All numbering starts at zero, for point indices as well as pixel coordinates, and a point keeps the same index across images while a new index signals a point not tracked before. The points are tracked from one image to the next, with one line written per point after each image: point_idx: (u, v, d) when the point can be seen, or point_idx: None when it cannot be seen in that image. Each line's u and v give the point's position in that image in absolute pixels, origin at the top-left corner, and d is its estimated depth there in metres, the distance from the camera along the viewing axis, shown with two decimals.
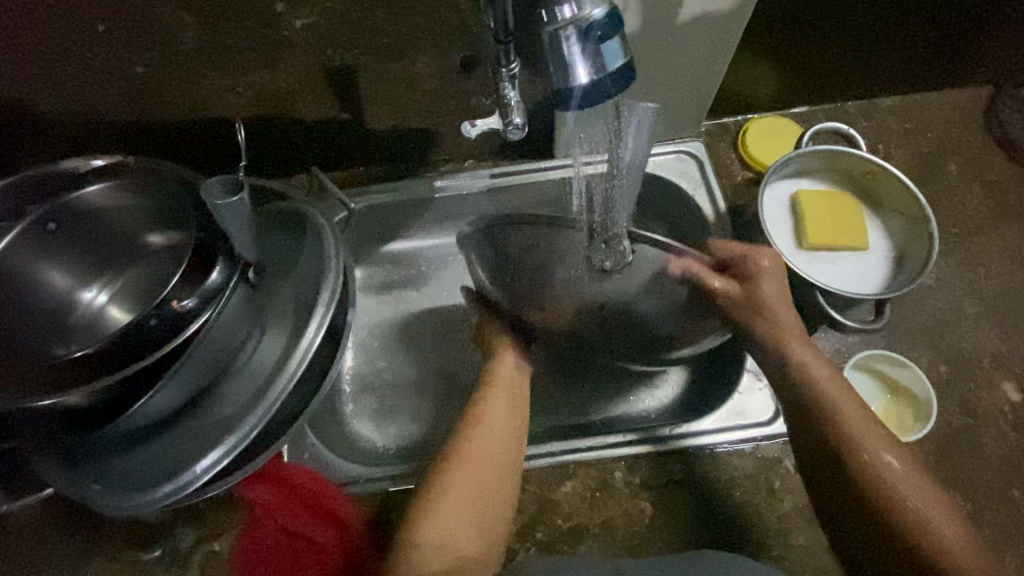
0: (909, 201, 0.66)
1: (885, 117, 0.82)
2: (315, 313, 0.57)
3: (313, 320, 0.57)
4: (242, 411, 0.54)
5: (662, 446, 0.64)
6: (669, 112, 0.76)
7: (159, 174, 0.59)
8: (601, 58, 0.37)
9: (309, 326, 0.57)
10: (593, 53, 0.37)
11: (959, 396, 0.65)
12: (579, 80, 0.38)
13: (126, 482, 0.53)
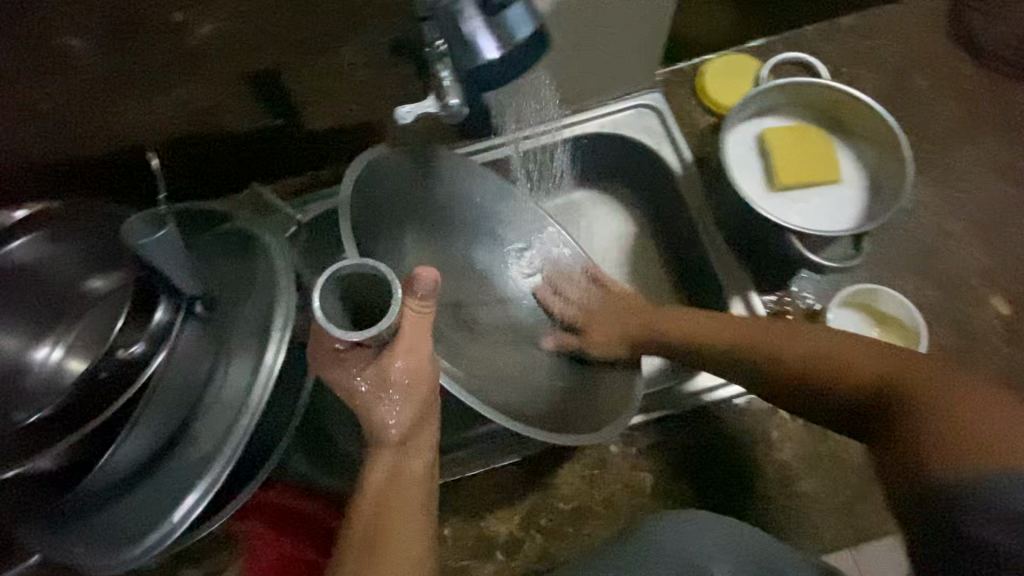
0: (878, 124, 0.63)
1: (846, 38, 0.78)
2: (273, 335, 0.54)
3: (272, 343, 0.54)
4: (216, 448, 0.52)
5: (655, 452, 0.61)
6: (619, 67, 0.72)
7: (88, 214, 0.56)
8: (506, 28, 0.36)
9: (269, 350, 0.54)
10: (497, 24, 0.36)
11: (948, 318, 0.64)
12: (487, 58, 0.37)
13: (112, 538, 0.51)
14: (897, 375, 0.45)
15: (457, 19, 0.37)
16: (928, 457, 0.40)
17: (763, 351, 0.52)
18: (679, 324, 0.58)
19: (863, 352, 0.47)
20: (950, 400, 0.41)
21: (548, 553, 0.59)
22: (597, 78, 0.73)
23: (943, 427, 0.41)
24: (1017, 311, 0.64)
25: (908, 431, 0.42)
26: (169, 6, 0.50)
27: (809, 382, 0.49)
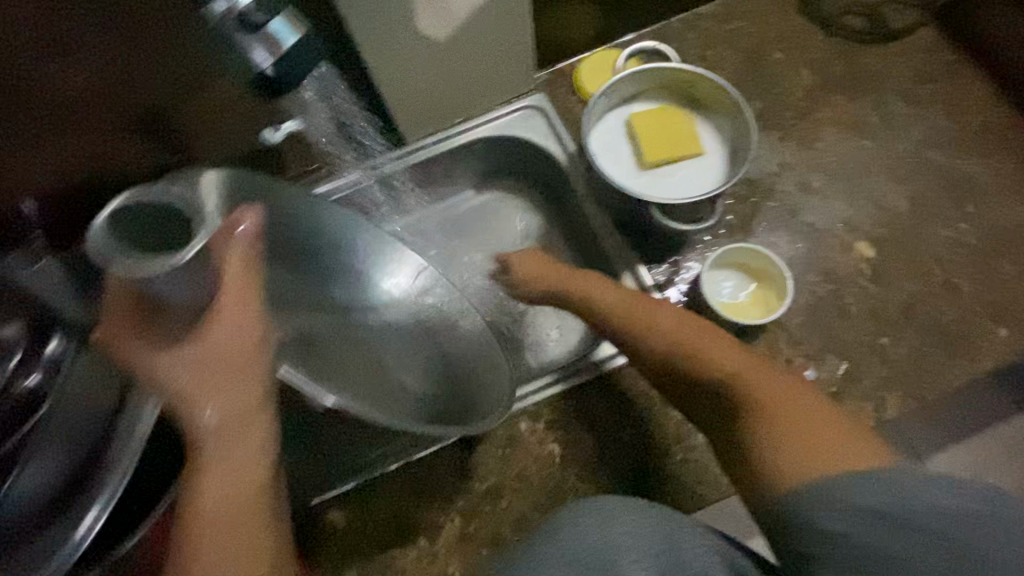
0: (728, 99, 0.69)
1: (707, 25, 0.84)
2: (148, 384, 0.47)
3: (151, 395, 0.47)
4: (88, 504, 0.45)
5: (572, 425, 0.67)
6: (496, 74, 0.77)
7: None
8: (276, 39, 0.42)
9: (146, 402, 0.46)
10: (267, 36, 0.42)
11: (818, 266, 0.69)
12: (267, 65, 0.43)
13: None
14: (760, 391, 0.46)
15: (233, 34, 0.43)
16: (785, 470, 0.41)
17: (667, 340, 0.53)
18: (604, 301, 0.58)
19: (742, 368, 0.48)
20: (811, 434, 0.42)
21: (466, 533, 0.61)
22: (480, 85, 0.78)
23: (794, 444, 0.42)
24: (881, 252, 0.69)
25: (763, 444, 0.43)
26: None
27: (690, 377, 0.51)
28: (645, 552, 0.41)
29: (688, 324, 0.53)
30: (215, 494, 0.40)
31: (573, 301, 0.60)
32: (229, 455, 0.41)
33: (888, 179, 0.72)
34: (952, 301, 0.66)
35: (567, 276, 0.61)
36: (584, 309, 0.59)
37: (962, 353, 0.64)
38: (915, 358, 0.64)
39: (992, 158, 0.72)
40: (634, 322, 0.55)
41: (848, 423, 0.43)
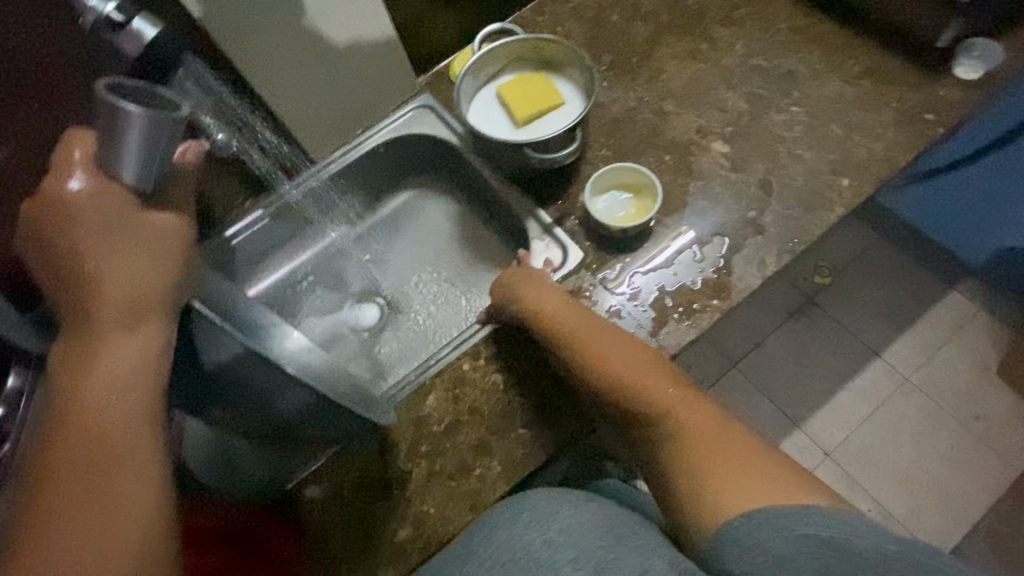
0: (573, 54, 0.80)
1: (552, 7, 0.97)
2: None
3: None
4: None
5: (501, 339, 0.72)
6: (380, 83, 0.88)
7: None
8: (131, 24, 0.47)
9: None
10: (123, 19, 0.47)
11: (685, 170, 0.79)
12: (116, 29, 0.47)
13: None
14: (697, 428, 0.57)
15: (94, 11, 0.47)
16: (725, 498, 0.51)
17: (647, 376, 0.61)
18: (577, 333, 0.65)
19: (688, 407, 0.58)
20: (748, 470, 0.52)
21: (433, 470, 0.66)
22: (370, 95, 0.88)
23: (731, 485, 0.52)
24: (733, 146, 0.79)
25: (705, 472, 0.53)
26: None
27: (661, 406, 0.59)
28: (583, 551, 0.52)
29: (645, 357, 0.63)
30: (114, 387, 0.44)
31: (558, 340, 0.66)
32: (114, 422, 0.43)
33: (727, 88, 0.84)
34: (800, 169, 0.76)
35: (553, 302, 0.68)
36: (570, 337, 0.65)
37: (819, 207, 0.73)
38: (780, 221, 0.73)
39: (805, 52, 0.84)
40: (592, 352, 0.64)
41: (779, 465, 0.53)
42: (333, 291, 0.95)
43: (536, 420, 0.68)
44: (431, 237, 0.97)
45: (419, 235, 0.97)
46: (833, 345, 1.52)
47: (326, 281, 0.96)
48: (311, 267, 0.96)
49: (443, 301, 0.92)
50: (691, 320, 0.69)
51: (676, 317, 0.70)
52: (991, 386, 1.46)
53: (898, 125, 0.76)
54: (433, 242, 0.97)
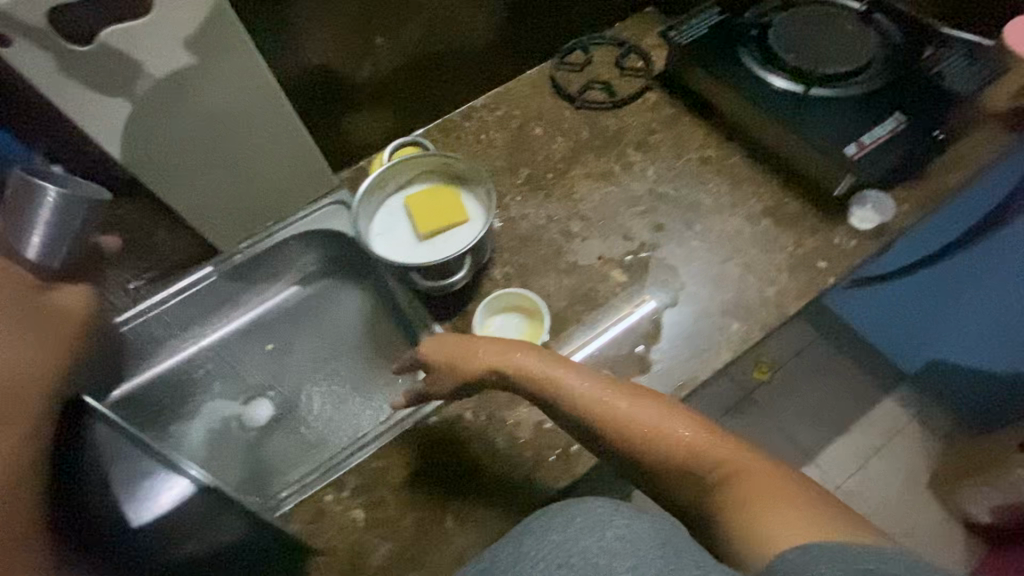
0: (479, 172, 0.81)
1: (481, 114, 0.99)
2: None
3: None
4: None
5: (373, 469, 0.70)
6: (294, 179, 0.86)
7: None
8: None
9: None
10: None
11: (582, 298, 0.78)
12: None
13: None
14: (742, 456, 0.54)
15: None
16: (766, 533, 0.47)
17: (640, 434, 0.56)
18: (577, 387, 0.60)
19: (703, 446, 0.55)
20: (779, 501, 0.50)
21: None
22: (284, 193, 0.87)
23: (771, 516, 0.48)
24: (632, 276, 0.79)
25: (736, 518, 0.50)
26: None
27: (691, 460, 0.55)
28: (644, 559, 0.44)
29: (642, 403, 0.58)
30: None
31: (553, 398, 0.60)
32: None
33: (634, 214, 0.84)
34: (694, 307, 0.76)
35: (530, 359, 0.62)
36: (570, 390, 0.60)
37: (707, 351, 0.73)
38: (668, 361, 0.72)
39: (714, 183, 0.86)
40: (614, 403, 0.58)
41: (820, 499, 0.50)
42: (228, 383, 0.92)
43: (393, 565, 0.64)
44: (338, 332, 0.94)
45: (328, 328, 0.95)
46: (769, 445, 1.48)
47: (225, 370, 0.93)
48: (209, 355, 0.93)
49: (338, 403, 0.89)
50: (566, 463, 0.68)
51: (553, 458, 0.68)
52: (923, 499, 1.43)
53: (793, 270, 0.77)
54: (338, 338, 0.94)
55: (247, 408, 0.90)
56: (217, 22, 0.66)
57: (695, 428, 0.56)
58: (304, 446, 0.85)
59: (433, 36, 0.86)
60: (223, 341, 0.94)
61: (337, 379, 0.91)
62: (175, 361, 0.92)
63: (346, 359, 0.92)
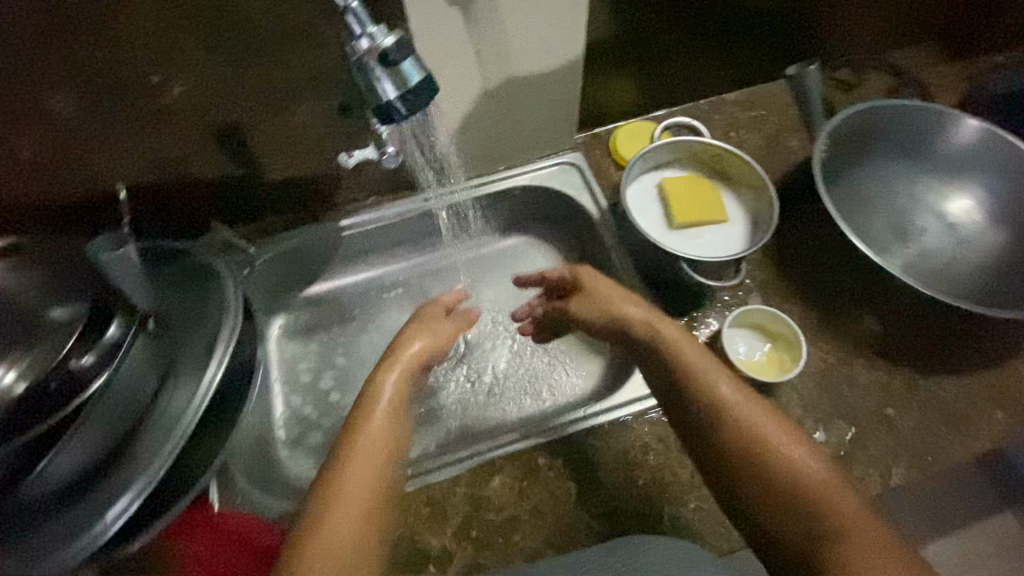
0: (753, 173, 0.75)
1: (732, 109, 0.93)
2: (217, 350, 0.58)
3: (214, 361, 0.57)
4: (140, 470, 0.52)
5: (585, 443, 0.68)
6: (546, 127, 0.85)
7: (189, 248, 0.68)
8: (403, 77, 0.47)
9: (210, 368, 0.57)
10: (394, 73, 0.47)
11: (830, 334, 0.73)
12: (390, 95, 0.47)
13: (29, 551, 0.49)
14: (846, 519, 0.47)
15: (371, 73, 0.47)
16: None
17: (767, 459, 0.51)
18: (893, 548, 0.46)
19: (835, 495, 0.49)
20: None
21: (476, 564, 0.61)
22: (526, 142, 0.86)
23: None
24: (887, 327, 0.73)
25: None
26: (149, 70, 0.60)
27: (784, 512, 0.49)
28: None
29: (765, 416, 0.53)
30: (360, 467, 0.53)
31: (689, 386, 0.57)
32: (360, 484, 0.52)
33: (875, 237, 0.80)
34: (956, 380, 0.70)
35: (667, 326, 0.63)
36: (684, 387, 0.57)
37: (962, 434, 0.67)
38: (918, 429, 0.67)
39: (977, 236, 0.78)
40: (724, 420, 0.53)
41: None
42: (417, 311, 0.92)
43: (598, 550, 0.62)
44: (532, 290, 0.93)
45: (520, 283, 0.93)
46: None
47: (413, 299, 0.93)
48: (402, 279, 0.93)
49: (519, 362, 0.87)
50: None
51: None
52: None
53: None
54: (529, 299, 0.92)
55: None
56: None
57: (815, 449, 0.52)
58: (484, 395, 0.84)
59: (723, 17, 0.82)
60: (415, 267, 0.94)
61: (524, 336, 0.89)
62: (367, 276, 0.92)
63: (535, 318, 0.90)
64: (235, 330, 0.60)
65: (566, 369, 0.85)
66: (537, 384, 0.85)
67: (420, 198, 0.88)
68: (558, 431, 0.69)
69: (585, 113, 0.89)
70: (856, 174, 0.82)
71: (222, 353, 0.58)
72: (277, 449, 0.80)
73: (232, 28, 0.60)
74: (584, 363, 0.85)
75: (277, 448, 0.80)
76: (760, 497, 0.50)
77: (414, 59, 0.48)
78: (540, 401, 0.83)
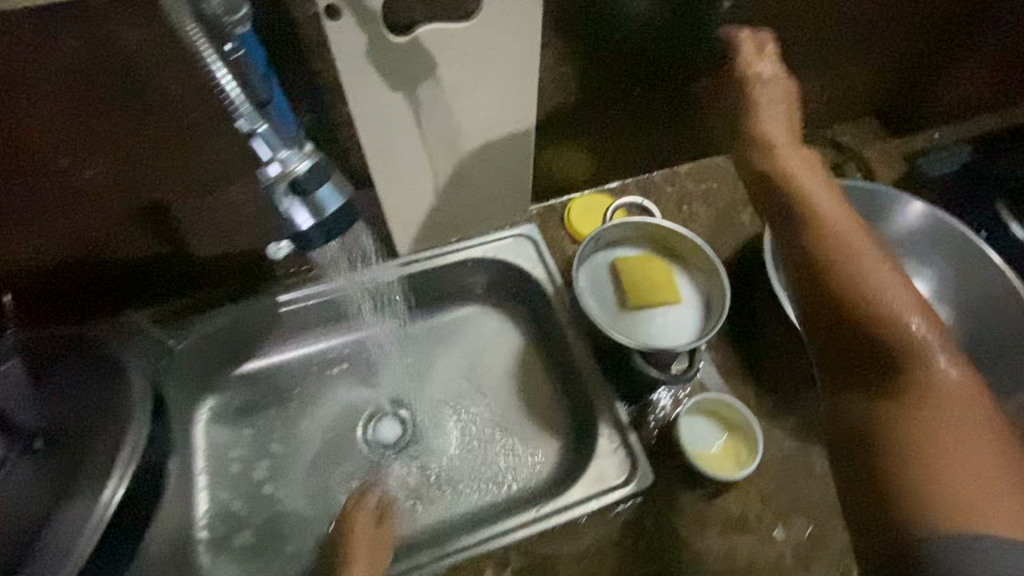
0: (707, 256, 0.74)
1: (684, 181, 0.93)
2: (115, 472, 0.50)
3: (115, 480, 0.50)
4: None
5: (535, 550, 0.64)
6: (498, 200, 0.82)
7: (94, 335, 0.60)
8: (319, 203, 0.46)
9: (108, 488, 0.49)
10: (310, 200, 0.46)
11: (786, 419, 0.72)
12: (304, 221, 0.46)
13: None
14: (942, 407, 0.44)
15: (278, 199, 0.45)
16: (961, 495, 0.40)
17: (879, 304, 0.48)
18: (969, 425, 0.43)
19: (955, 387, 0.45)
20: None
21: None
22: (479, 214, 0.82)
23: None
24: None
25: (888, 454, 0.44)
26: (54, 153, 0.55)
27: (876, 377, 0.47)
28: None
29: (910, 294, 0.48)
30: None
31: (828, 284, 0.50)
32: None
33: None
34: None
35: (792, 159, 0.57)
36: (813, 210, 0.53)
37: None
38: None
39: None
40: (844, 251, 0.50)
41: None
42: (362, 390, 0.86)
43: None
44: (487, 363, 0.88)
45: (474, 356, 0.89)
46: None
47: (359, 376, 0.87)
48: (347, 353, 0.87)
49: (471, 446, 0.82)
50: None
51: None
52: None
53: None
54: (482, 375, 0.88)
55: (371, 425, 0.83)
56: (529, 27, 0.59)
57: (964, 365, 0.47)
58: (432, 484, 0.79)
59: (681, 93, 0.81)
60: (362, 341, 0.88)
61: (478, 416, 0.85)
62: (309, 351, 0.86)
63: (490, 397, 0.86)
64: (137, 438, 0.53)
65: (521, 452, 0.81)
66: (489, 470, 0.80)
67: (366, 271, 0.84)
68: (505, 535, 0.64)
69: (539, 185, 0.87)
70: None
71: (126, 461, 0.51)
72: (201, 552, 0.73)
73: (154, 113, 0.56)
74: (539, 446, 0.81)
75: (200, 551, 0.73)
76: (829, 306, 0.50)
77: (328, 183, 0.47)
78: (491, 489, 0.79)
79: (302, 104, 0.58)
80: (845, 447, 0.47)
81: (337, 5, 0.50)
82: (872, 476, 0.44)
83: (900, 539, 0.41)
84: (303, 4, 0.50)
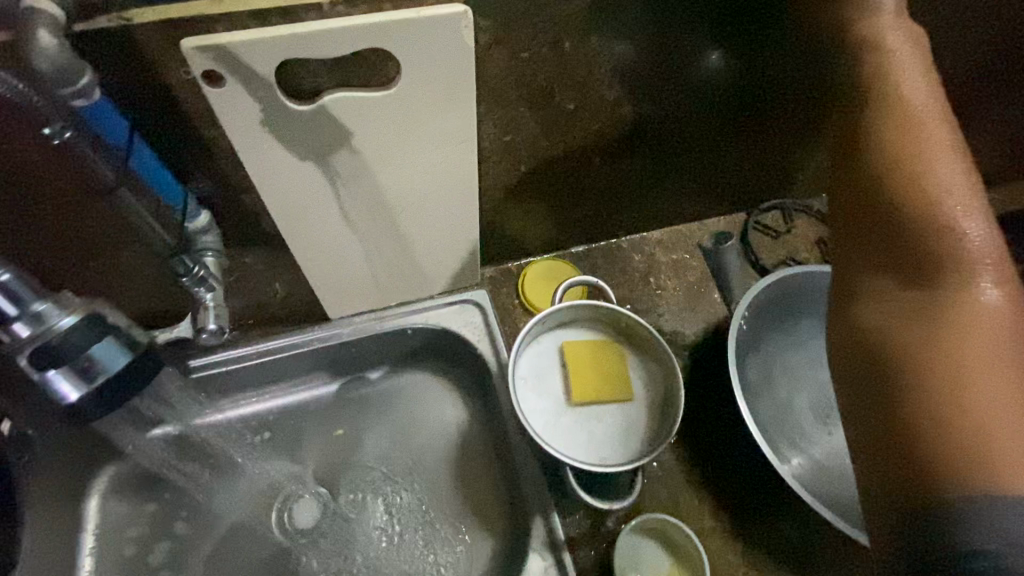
0: (663, 350, 0.67)
1: (653, 250, 0.86)
2: None
3: None
4: None
5: None
6: (442, 272, 0.73)
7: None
8: (94, 362, 0.44)
9: None
10: (74, 361, 0.43)
11: (745, 542, 0.63)
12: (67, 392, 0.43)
13: None
14: (979, 335, 0.39)
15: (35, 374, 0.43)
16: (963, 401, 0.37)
17: (942, 236, 0.41)
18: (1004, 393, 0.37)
19: (990, 312, 0.39)
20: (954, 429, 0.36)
21: None
22: (420, 283, 0.74)
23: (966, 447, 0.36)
24: (806, 536, 0.65)
25: (901, 390, 0.39)
26: None
27: (917, 270, 0.41)
28: None
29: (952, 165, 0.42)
30: None
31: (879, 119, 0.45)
32: None
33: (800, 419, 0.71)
34: None
35: (907, 60, 0.47)
36: (887, 102, 0.46)
37: None
38: None
39: None
40: (914, 159, 0.43)
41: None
42: (283, 464, 0.78)
43: None
44: (424, 440, 0.79)
45: (411, 431, 0.80)
46: None
47: (280, 449, 0.78)
48: (271, 422, 0.79)
49: (396, 537, 0.74)
50: None
51: None
52: None
53: None
54: (417, 455, 0.78)
55: (290, 506, 0.75)
56: (459, 97, 0.51)
57: (1011, 290, 0.40)
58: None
59: (647, 162, 0.73)
60: (287, 408, 0.80)
61: (409, 502, 0.76)
62: (228, 419, 0.78)
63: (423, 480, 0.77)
64: None
65: (450, 549, 0.73)
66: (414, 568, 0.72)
67: (294, 336, 0.76)
68: None
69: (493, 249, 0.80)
70: (780, 345, 0.74)
71: None
72: None
73: None
74: (472, 542, 0.73)
75: None
76: (866, 203, 0.44)
77: (112, 339, 0.45)
78: None
79: (193, 174, 0.51)
80: (861, 367, 0.41)
81: (218, 72, 0.42)
82: (890, 402, 0.39)
83: (918, 475, 0.37)
84: (178, 68, 0.42)
